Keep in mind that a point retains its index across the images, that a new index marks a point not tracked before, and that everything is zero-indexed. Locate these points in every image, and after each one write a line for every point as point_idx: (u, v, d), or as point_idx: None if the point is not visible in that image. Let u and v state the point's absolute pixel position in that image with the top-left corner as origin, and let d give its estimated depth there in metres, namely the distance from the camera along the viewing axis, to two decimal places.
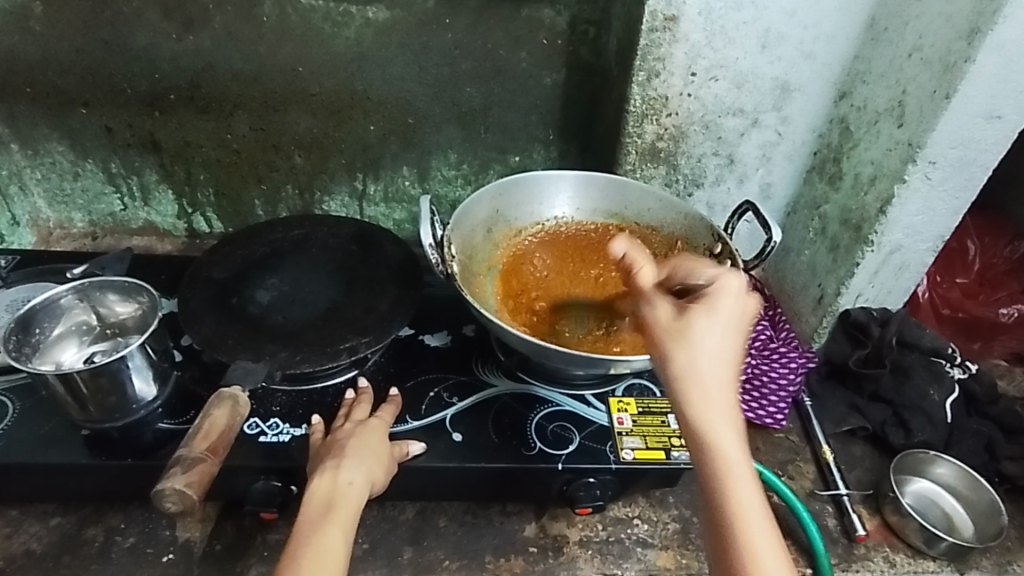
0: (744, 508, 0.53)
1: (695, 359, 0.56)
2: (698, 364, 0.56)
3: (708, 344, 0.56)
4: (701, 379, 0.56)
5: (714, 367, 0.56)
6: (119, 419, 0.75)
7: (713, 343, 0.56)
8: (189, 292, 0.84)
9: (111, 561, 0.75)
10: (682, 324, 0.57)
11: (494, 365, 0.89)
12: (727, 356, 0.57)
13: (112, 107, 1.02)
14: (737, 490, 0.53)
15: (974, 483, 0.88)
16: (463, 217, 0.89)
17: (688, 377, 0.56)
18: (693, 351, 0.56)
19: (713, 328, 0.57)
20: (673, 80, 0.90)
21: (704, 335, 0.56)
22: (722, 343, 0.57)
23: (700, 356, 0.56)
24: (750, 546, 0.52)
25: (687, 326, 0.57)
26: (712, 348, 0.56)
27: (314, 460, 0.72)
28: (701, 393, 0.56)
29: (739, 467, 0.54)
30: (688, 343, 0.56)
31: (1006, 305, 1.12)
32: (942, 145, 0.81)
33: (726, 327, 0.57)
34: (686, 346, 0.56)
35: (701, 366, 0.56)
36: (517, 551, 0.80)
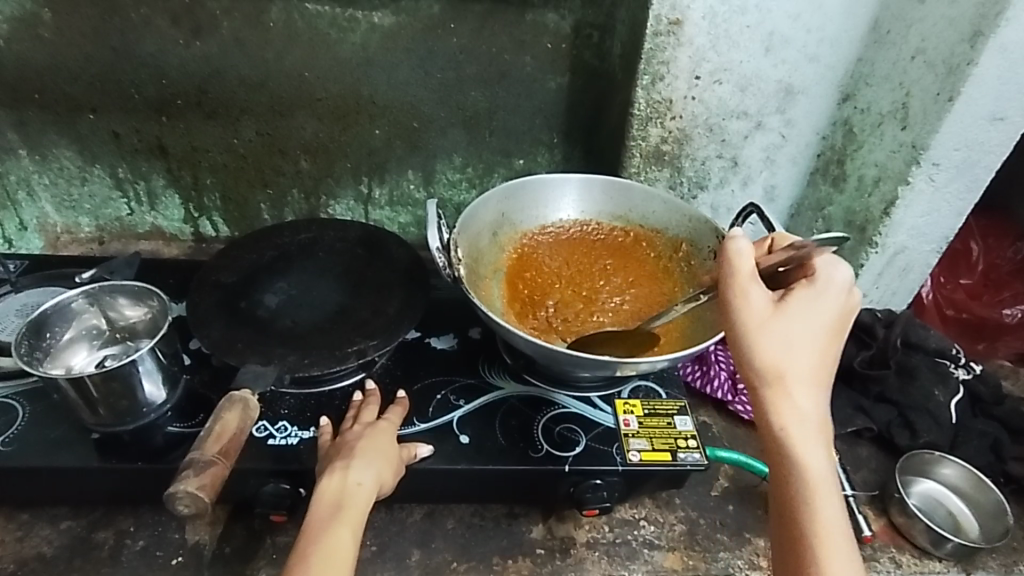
0: (817, 494, 0.58)
1: (786, 355, 0.58)
2: (788, 359, 0.58)
3: (801, 340, 0.59)
4: (787, 375, 0.59)
5: (804, 360, 0.59)
6: (131, 423, 0.76)
7: (804, 339, 0.59)
8: (198, 297, 0.85)
9: (121, 564, 0.76)
10: (772, 319, 0.59)
11: (500, 368, 0.90)
12: (817, 353, 0.59)
13: (121, 113, 1.03)
14: (813, 480, 0.58)
15: (980, 484, 0.88)
16: (469, 220, 0.90)
17: (777, 371, 0.58)
18: (784, 346, 0.58)
19: (809, 319, 0.59)
20: (677, 83, 0.90)
21: (797, 329, 0.59)
22: (813, 341, 0.59)
23: (790, 351, 0.58)
24: (824, 541, 0.56)
25: (783, 319, 0.59)
26: (800, 342, 0.59)
27: (323, 461, 0.72)
28: (783, 389, 0.59)
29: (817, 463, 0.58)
30: (779, 336, 0.58)
31: (1009, 306, 1.12)
32: (946, 146, 0.82)
33: (821, 319, 0.60)
34: (776, 342, 0.58)
35: (786, 363, 0.58)
36: (524, 553, 0.80)
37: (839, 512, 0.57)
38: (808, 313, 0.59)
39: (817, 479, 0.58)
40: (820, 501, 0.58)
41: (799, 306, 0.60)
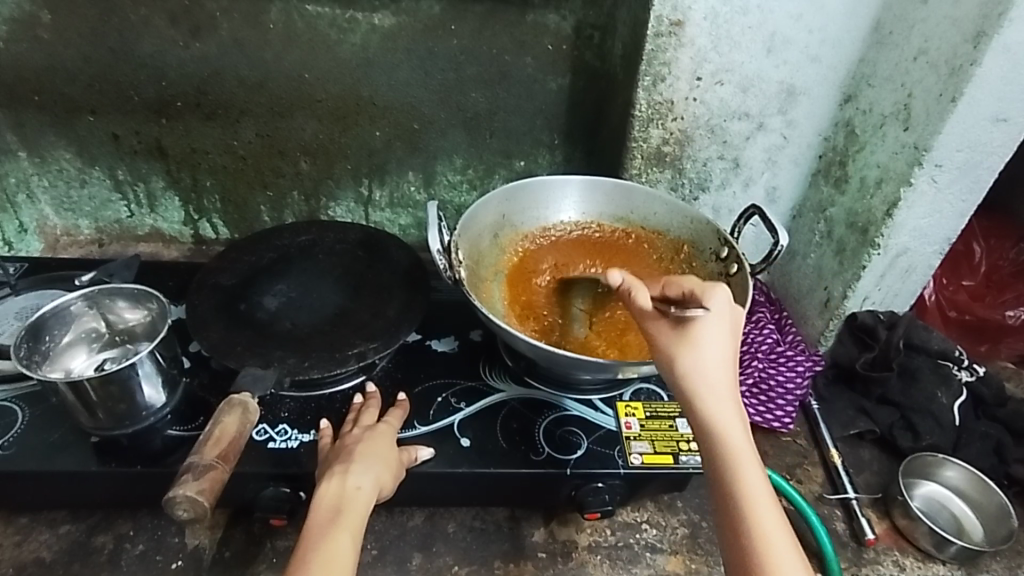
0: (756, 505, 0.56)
1: (703, 365, 0.61)
2: (703, 369, 0.61)
3: (711, 352, 0.62)
4: (708, 385, 0.61)
5: (718, 370, 0.61)
6: (129, 426, 0.75)
7: (713, 351, 0.62)
8: (198, 299, 0.85)
9: (121, 568, 0.75)
10: (683, 332, 0.62)
11: (501, 371, 0.89)
12: (727, 362, 0.62)
13: (120, 114, 1.03)
14: (750, 493, 0.57)
15: (984, 487, 0.87)
16: (469, 222, 0.89)
17: (693, 381, 0.61)
18: (698, 357, 0.61)
19: (717, 327, 0.62)
20: (678, 85, 0.90)
21: (706, 340, 0.62)
22: (722, 350, 0.62)
23: (705, 361, 0.61)
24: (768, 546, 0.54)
25: (691, 334, 0.62)
26: (712, 352, 0.62)
27: (323, 465, 0.72)
28: (709, 397, 0.61)
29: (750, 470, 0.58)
30: (694, 347, 0.62)
31: (1013, 307, 1.12)
32: (949, 147, 0.81)
33: (725, 334, 0.62)
34: (689, 357, 0.61)
35: (703, 372, 0.61)
36: (526, 557, 0.80)
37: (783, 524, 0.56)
38: (715, 327, 0.62)
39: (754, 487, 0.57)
40: (759, 514, 0.56)
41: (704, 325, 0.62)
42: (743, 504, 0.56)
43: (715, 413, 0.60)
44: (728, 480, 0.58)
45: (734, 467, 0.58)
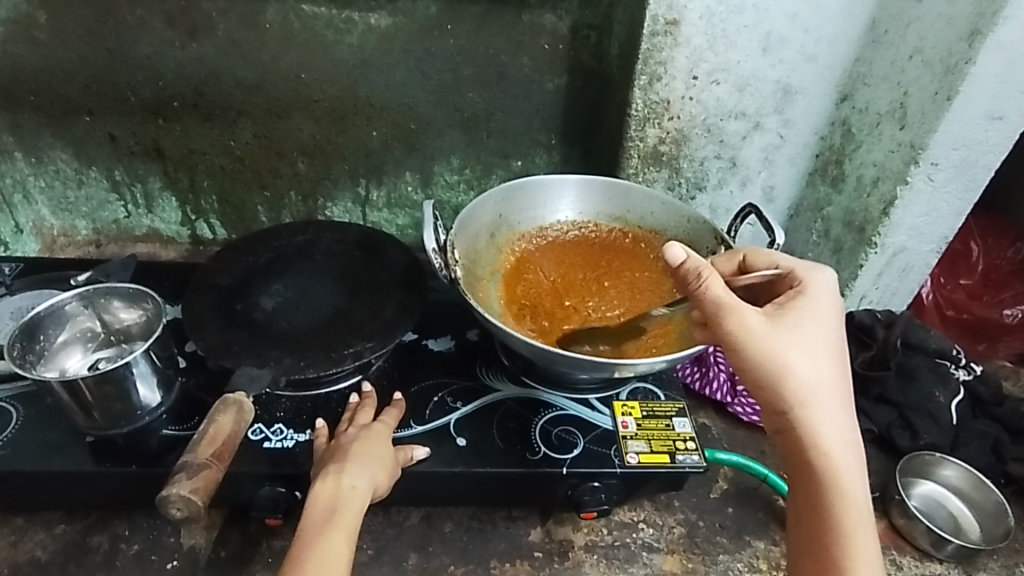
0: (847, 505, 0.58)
1: (807, 364, 0.60)
2: (800, 368, 0.60)
3: (816, 348, 0.61)
4: (809, 384, 0.60)
5: (819, 367, 0.61)
6: (125, 426, 0.75)
7: (820, 347, 0.62)
8: (194, 299, 0.85)
9: (116, 569, 0.75)
10: (783, 328, 0.61)
11: (498, 370, 0.89)
12: (830, 358, 0.62)
13: (117, 115, 1.03)
14: (847, 493, 0.58)
15: (981, 485, 0.87)
16: (466, 222, 0.89)
17: (804, 382, 0.60)
18: (797, 354, 0.60)
19: (807, 324, 0.62)
20: (674, 84, 0.90)
21: (809, 334, 0.62)
22: (827, 345, 0.62)
23: (807, 358, 0.60)
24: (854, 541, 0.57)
25: (789, 327, 0.62)
26: (811, 350, 0.61)
27: (318, 465, 0.72)
28: (807, 398, 0.60)
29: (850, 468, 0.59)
30: (794, 345, 0.61)
31: (1010, 306, 1.12)
32: (945, 145, 0.81)
33: (826, 329, 0.63)
34: (799, 353, 0.60)
35: (806, 372, 0.60)
36: (522, 556, 0.80)
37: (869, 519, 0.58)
38: (813, 320, 0.63)
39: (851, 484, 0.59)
40: (848, 513, 0.58)
41: (802, 320, 0.63)
42: (836, 502, 0.58)
43: (813, 411, 0.60)
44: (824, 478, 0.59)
45: (834, 468, 0.59)
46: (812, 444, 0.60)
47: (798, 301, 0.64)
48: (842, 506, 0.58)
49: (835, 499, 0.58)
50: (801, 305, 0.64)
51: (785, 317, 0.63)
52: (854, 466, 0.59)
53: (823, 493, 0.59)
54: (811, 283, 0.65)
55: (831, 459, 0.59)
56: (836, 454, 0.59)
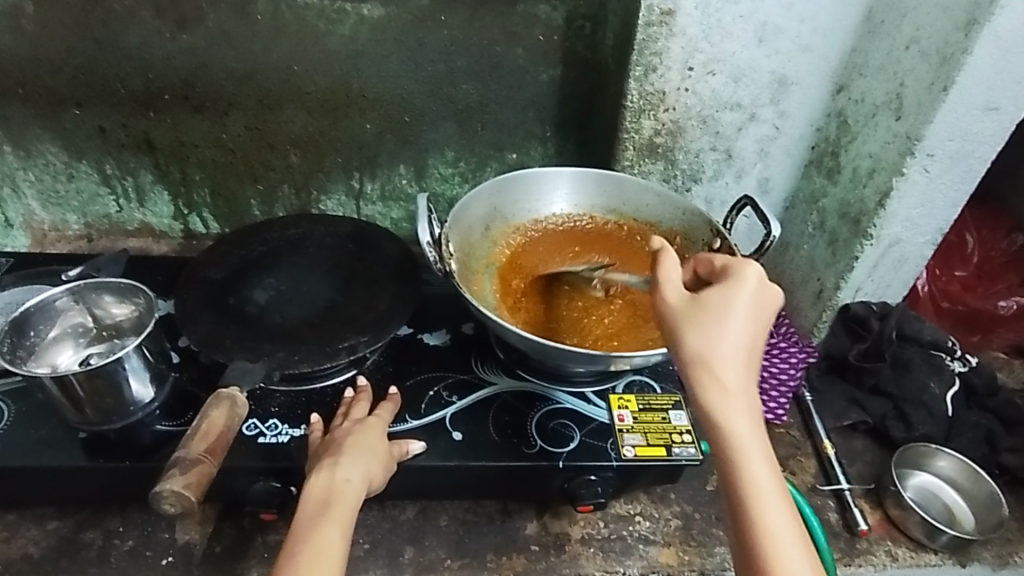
0: (762, 500, 0.53)
1: (718, 348, 0.55)
2: (723, 353, 0.55)
3: (729, 334, 0.56)
4: (720, 367, 0.55)
5: (733, 352, 0.56)
6: (117, 422, 0.74)
7: (731, 332, 0.56)
8: (186, 293, 0.84)
9: (110, 565, 0.75)
10: (697, 311, 0.57)
11: (493, 364, 0.89)
12: (748, 344, 0.56)
13: (107, 107, 1.01)
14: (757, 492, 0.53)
15: (975, 476, 0.87)
16: (460, 215, 0.89)
17: (701, 367, 0.55)
18: (717, 342, 0.56)
19: (740, 307, 0.57)
20: (670, 75, 0.89)
21: (722, 319, 0.56)
22: (742, 332, 0.56)
23: (719, 341, 0.56)
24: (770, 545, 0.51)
25: (705, 310, 0.57)
26: (732, 334, 0.56)
27: (312, 459, 0.71)
28: (716, 384, 0.55)
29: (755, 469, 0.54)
30: (707, 329, 0.56)
31: (1005, 297, 1.10)
32: (941, 137, 0.81)
33: (744, 314, 0.57)
34: (698, 336, 0.56)
35: (713, 357, 0.55)
36: (519, 549, 0.80)
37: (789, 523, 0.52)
38: (728, 305, 0.57)
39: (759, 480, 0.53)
40: (770, 515, 0.52)
41: (717, 304, 0.57)
42: (749, 500, 0.53)
43: (731, 406, 0.55)
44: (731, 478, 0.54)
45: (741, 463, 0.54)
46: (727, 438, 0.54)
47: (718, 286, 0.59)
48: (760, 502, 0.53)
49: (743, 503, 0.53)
50: (718, 290, 0.58)
51: (709, 300, 0.58)
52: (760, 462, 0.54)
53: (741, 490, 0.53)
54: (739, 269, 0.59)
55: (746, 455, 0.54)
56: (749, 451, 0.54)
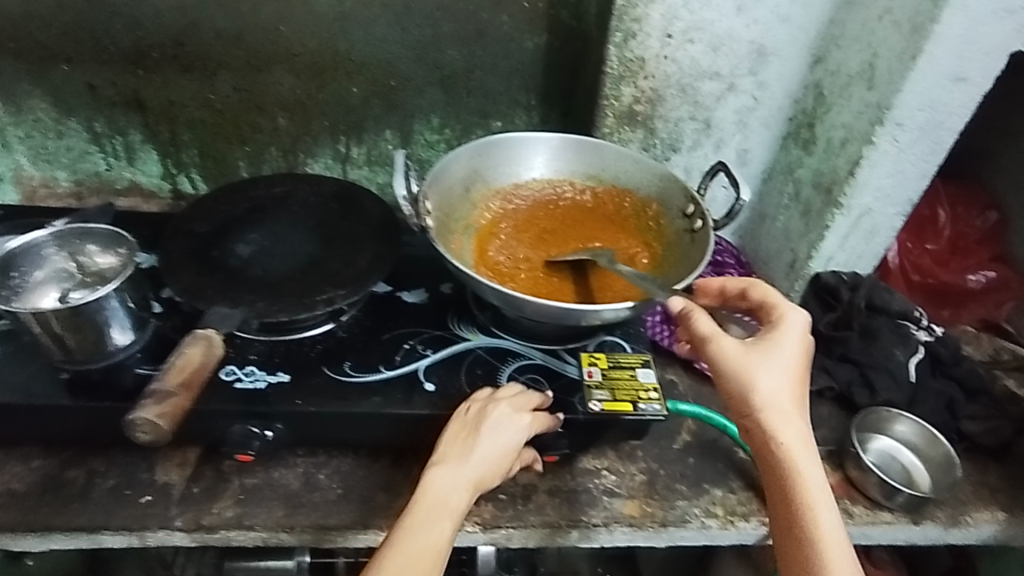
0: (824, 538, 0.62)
1: (775, 390, 0.67)
2: (779, 392, 0.68)
3: (784, 372, 0.69)
4: (779, 406, 0.67)
5: (787, 393, 0.68)
6: (99, 361, 0.77)
7: (785, 372, 0.69)
8: (170, 245, 0.86)
9: (91, 501, 0.77)
10: (754, 356, 0.69)
11: (469, 321, 0.91)
12: (794, 384, 0.69)
13: (96, 64, 1.03)
14: (816, 523, 0.63)
15: (932, 439, 0.90)
16: (440, 174, 0.91)
17: (765, 400, 0.67)
18: (775, 381, 0.68)
19: (786, 354, 0.70)
20: (649, 42, 0.91)
21: (780, 367, 0.69)
22: (789, 371, 0.69)
23: (779, 381, 0.68)
24: (825, 544, 0.62)
25: (762, 358, 0.69)
26: (782, 378, 0.68)
27: (450, 444, 0.74)
28: (778, 418, 0.67)
29: (813, 482, 0.65)
30: (768, 372, 0.68)
31: (974, 272, 1.13)
32: (910, 106, 0.83)
33: (790, 359, 0.70)
34: (765, 371, 0.68)
35: (775, 394, 0.67)
36: (486, 498, 0.83)
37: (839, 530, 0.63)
38: (781, 354, 0.70)
39: (824, 513, 0.64)
40: (823, 517, 0.64)
41: (772, 352, 0.70)
42: (808, 515, 0.64)
43: (790, 437, 0.66)
44: (795, 496, 0.64)
45: (804, 484, 0.65)
46: (794, 468, 0.65)
47: (770, 337, 0.71)
48: (822, 521, 0.63)
49: (805, 514, 0.64)
50: (772, 340, 0.71)
51: (763, 345, 0.70)
52: (826, 496, 0.64)
53: (800, 507, 0.64)
54: (783, 320, 0.72)
55: (812, 491, 0.64)
56: (814, 488, 0.64)
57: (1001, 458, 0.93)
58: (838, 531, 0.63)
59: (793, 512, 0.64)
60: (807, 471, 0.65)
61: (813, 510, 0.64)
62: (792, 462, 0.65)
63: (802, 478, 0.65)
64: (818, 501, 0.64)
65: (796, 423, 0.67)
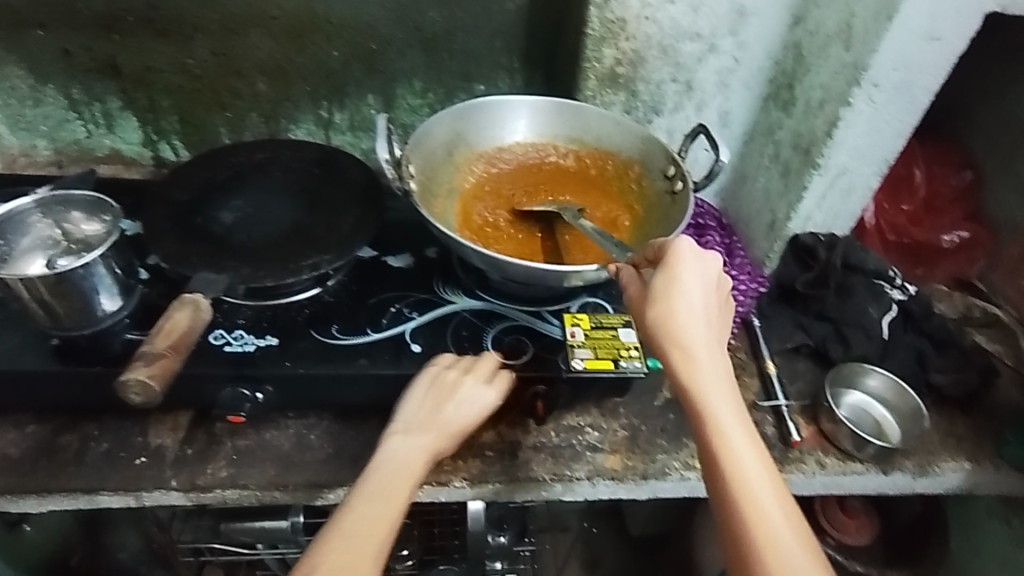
0: (754, 492, 0.57)
1: (678, 323, 0.64)
2: (681, 326, 0.64)
3: (686, 305, 0.65)
4: (684, 338, 0.64)
5: (692, 326, 0.64)
6: (87, 328, 0.78)
7: (688, 305, 0.65)
8: (153, 212, 0.86)
9: (86, 464, 0.79)
10: (656, 294, 0.65)
11: (453, 284, 0.93)
12: (697, 317, 0.65)
13: (69, 29, 1.01)
14: (743, 469, 0.58)
15: (902, 392, 0.93)
16: (422, 138, 0.91)
17: (666, 336, 0.64)
18: (679, 317, 0.64)
19: (687, 283, 0.66)
20: (630, 2, 0.91)
21: (683, 300, 0.65)
22: (693, 305, 0.65)
23: (681, 315, 0.64)
24: (745, 485, 0.57)
25: (664, 293, 0.65)
26: (685, 311, 0.65)
27: (409, 408, 0.75)
28: (684, 354, 0.64)
29: (728, 417, 0.61)
30: (685, 325, 0.64)
31: (948, 231, 1.15)
32: (885, 66, 0.84)
33: (694, 289, 0.66)
34: (668, 306, 0.65)
35: (678, 330, 0.64)
36: (474, 454, 0.85)
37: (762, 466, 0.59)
38: (684, 285, 0.66)
39: (740, 453, 0.59)
40: (740, 458, 0.59)
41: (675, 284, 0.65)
42: (726, 457, 0.59)
43: (696, 370, 0.63)
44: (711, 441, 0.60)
45: (719, 422, 0.61)
46: (705, 406, 0.61)
47: (667, 267, 0.66)
48: (742, 462, 0.59)
49: (724, 457, 0.59)
50: (670, 270, 0.66)
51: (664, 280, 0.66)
52: (739, 430, 0.60)
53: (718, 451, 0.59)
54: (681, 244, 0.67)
55: (727, 429, 0.60)
56: (727, 424, 0.60)
57: (968, 409, 0.96)
58: (761, 468, 0.59)
59: (713, 459, 0.60)
60: (720, 408, 0.61)
61: (730, 452, 0.59)
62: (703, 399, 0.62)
63: (715, 416, 0.61)
64: (732, 441, 0.60)
65: (705, 358, 0.64)
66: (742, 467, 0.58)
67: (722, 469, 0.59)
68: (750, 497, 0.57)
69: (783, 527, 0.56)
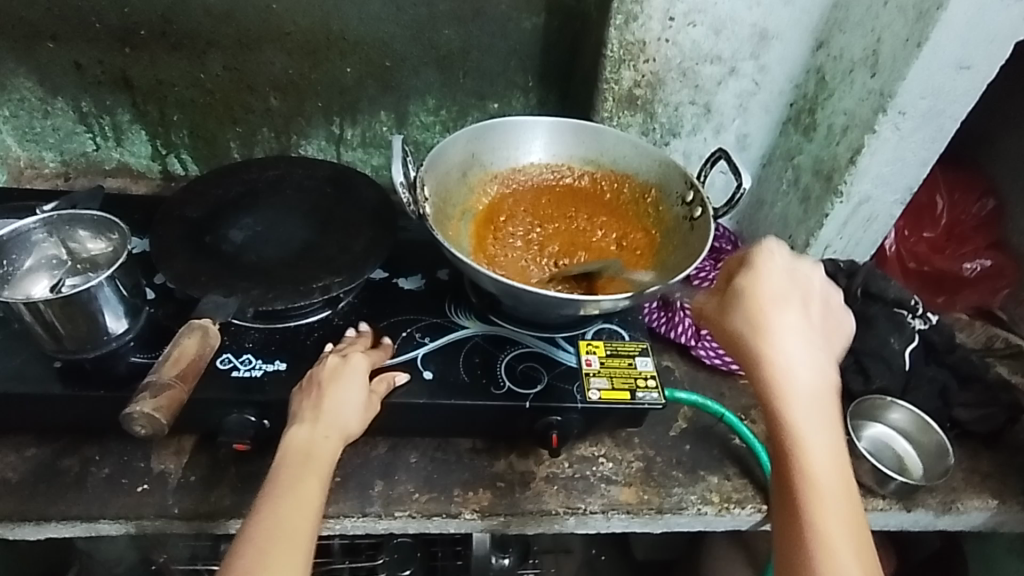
0: (827, 508, 0.57)
1: (781, 341, 0.61)
2: (784, 342, 0.61)
3: (789, 323, 0.62)
4: (786, 362, 0.61)
5: (790, 346, 0.61)
6: (92, 350, 0.76)
7: (785, 323, 0.62)
8: (162, 230, 0.85)
9: (87, 490, 0.77)
10: (736, 300, 0.64)
11: (466, 308, 0.91)
12: (810, 347, 0.62)
13: (81, 42, 1.00)
14: (821, 483, 0.57)
15: (925, 427, 0.91)
16: (437, 159, 0.89)
17: (751, 350, 0.61)
18: (770, 327, 0.62)
19: (771, 292, 0.63)
20: (651, 24, 0.90)
21: (775, 318, 0.62)
22: (790, 326, 0.62)
23: (779, 328, 0.62)
24: (817, 494, 0.57)
25: (742, 298, 0.63)
26: (782, 328, 0.62)
27: (303, 397, 0.71)
28: (778, 372, 0.60)
29: (819, 445, 0.59)
30: (784, 355, 0.61)
31: (970, 260, 1.14)
32: (912, 94, 0.82)
33: (793, 305, 0.63)
34: (759, 319, 0.62)
35: (776, 349, 0.61)
36: (485, 485, 0.83)
37: (840, 486, 0.58)
38: (779, 300, 0.63)
39: (822, 472, 0.58)
40: (822, 474, 0.58)
41: (752, 290, 0.64)
42: (802, 470, 0.58)
43: (795, 395, 0.60)
44: (793, 458, 0.59)
45: (802, 443, 0.59)
46: (793, 429, 0.59)
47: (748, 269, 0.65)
48: (818, 476, 0.58)
49: (798, 469, 0.58)
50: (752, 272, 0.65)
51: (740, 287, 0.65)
52: (825, 451, 0.59)
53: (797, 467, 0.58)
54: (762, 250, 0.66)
55: (817, 454, 0.59)
56: (816, 450, 0.59)
57: (992, 445, 0.94)
58: (836, 486, 0.58)
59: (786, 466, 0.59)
60: (809, 430, 0.59)
61: (808, 467, 0.58)
62: (796, 424, 0.59)
63: (800, 437, 0.59)
64: (812, 457, 0.58)
65: (800, 381, 0.60)
66: (818, 483, 0.58)
67: (799, 480, 0.58)
68: (816, 501, 0.57)
69: (845, 544, 0.55)
